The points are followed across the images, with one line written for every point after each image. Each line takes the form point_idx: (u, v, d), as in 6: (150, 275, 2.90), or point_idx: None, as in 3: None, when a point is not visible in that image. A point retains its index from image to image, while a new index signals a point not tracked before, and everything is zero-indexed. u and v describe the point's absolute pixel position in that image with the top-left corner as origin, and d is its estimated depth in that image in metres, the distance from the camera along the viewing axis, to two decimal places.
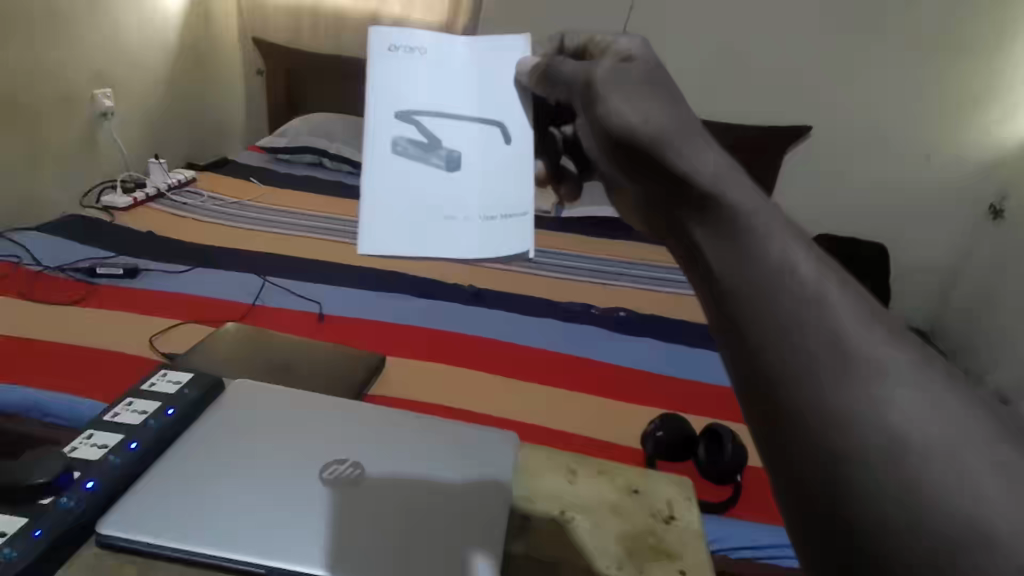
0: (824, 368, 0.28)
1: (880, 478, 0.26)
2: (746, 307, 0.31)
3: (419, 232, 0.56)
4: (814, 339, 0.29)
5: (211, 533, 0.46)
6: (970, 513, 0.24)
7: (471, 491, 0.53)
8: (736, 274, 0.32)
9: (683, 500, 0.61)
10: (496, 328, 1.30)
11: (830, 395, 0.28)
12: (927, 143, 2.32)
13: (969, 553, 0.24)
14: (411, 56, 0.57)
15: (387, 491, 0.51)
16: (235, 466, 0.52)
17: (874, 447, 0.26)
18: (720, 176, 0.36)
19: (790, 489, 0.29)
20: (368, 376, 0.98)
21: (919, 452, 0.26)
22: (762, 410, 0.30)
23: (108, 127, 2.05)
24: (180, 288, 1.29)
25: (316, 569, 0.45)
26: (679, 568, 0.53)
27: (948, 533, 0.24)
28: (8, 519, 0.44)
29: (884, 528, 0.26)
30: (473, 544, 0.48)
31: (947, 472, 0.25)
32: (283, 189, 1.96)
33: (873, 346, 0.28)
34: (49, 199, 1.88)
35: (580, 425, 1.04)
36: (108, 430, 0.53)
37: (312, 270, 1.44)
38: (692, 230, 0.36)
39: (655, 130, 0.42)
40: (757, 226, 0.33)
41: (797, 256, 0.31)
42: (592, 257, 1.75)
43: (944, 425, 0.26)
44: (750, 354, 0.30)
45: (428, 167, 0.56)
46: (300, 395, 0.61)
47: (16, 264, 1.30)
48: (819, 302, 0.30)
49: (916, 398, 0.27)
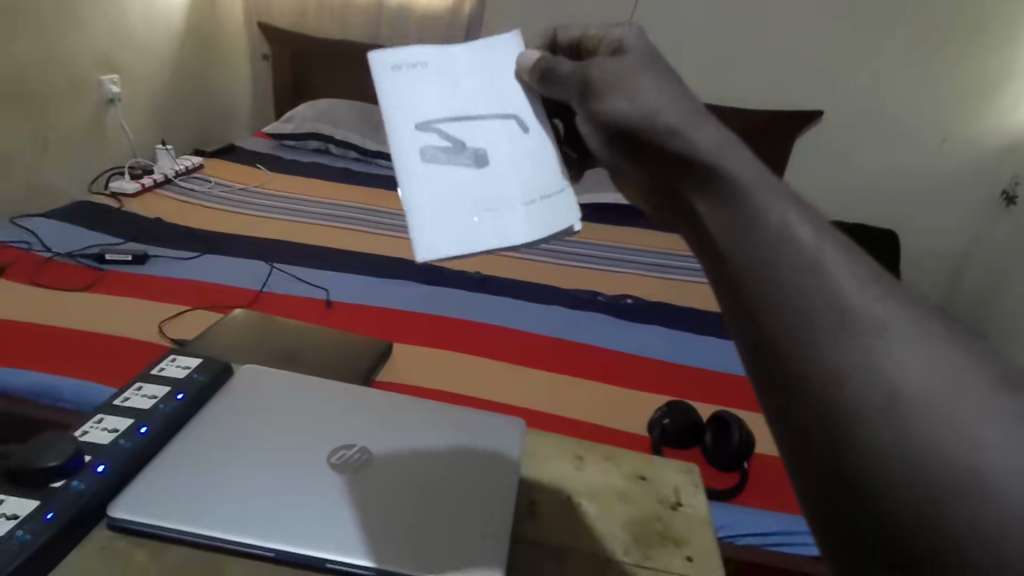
0: (822, 330, 0.29)
1: (879, 434, 0.26)
2: (749, 277, 0.32)
3: (474, 230, 0.53)
4: (812, 302, 0.29)
5: (219, 518, 0.46)
6: (968, 459, 0.25)
7: (483, 471, 0.54)
8: (737, 245, 0.33)
9: (690, 487, 0.61)
10: (503, 315, 1.30)
11: (827, 354, 0.28)
12: (941, 128, 2.29)
13: (961, 496, 0.25)
14: (416, 71, 0.57)
15: (402, 477, 0.52)
16: (245, 449, 0.52)
17: (871, 400, 0.27)
18: (719, 150, 0.37)
19: (793, 451, 0.29)
20: (375, 362, 0.99)
21: (915, 404, 0.26)
22: (766, 373, 0.30)
23: (115, 112, 2.05)
24: (187, 274, 1.30)
25: (330, 553, 0.45)
26: (685, 553, 0.53)
27: (944, 480, 0.25)
28: (19, 501, 0.44)
29: (885, 480, 0.26)
30: (484, 523, 0.49)
31: (944, 422, 0.26)
32: (288, 175, 1.95)
33: (872, 303, 0.29)
34: (59, 185, 1.89)
35: (588, 413, 1.04)
36: (117, 414, 0.53)
37: (319, 257, 1.44)
38: (695, 204, 0.36)
39: (664, 123, 0.41)
40: (755, 195, 0.34)
41: (795, 223, 0.32)
42: (598, 244, 1.75)
43: (942, 377, 0.27)
44: (753, 323, 0.31)
45: (462, 168, 0.55)
46: (312, 380, 0.61)
47: (26, 250, 1.31)
48: (819, 269, 0.30)
49: (913, 353, 0.27)
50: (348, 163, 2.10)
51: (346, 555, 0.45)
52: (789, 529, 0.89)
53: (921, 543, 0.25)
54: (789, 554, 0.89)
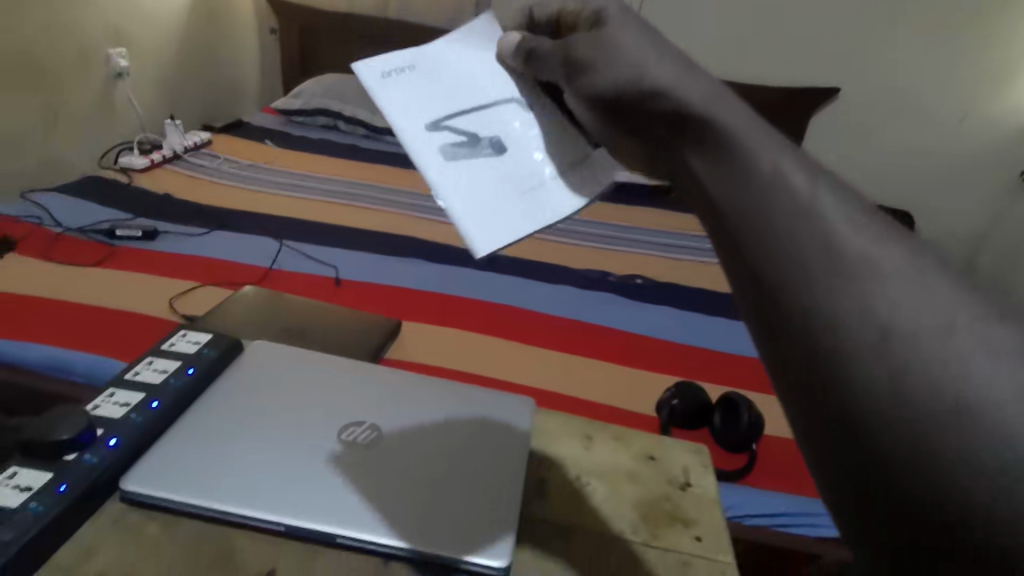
0: (816, 273, 0.29)
1: (871, 371, 0.27)
2: (745, 226, 0.32)
3: (521, 210, 0.49)
4: (806, 246, 0.30)
5: (228, 490, 0.46)
6: (956, 389, 0.25)
7: (494, 444, 0.55)
8: (732, 196, 0.33)
9: (700, 467, 0.61)
10: (511, 295, 1.29)
11: (821, 295, 0.29)
12: (960, 106, 2.24)
13: (951, 428, 0.25)
14: (407, 75, 0.54)
15: (406, 453, 0.52)
16: (254, 424, 0.52)
17: (863, 339, 0.27)
18: (709, 104, 0.37)
19: (790, 396, 0.29)
20: (384, 340, 0.99)
21: (906, 339, 0.27)
22: (763, 321, 0.31)
23: (123, 87, 2.04)
24: (196, 250, 1.30)
25: (337, 528, 0.45)
26: (694, 534, 0.53)
27: (936, 414, 0.25)
28: (33, 474, 0.45)
29: (878, 418, 0.26)
30: (496, 501, 0.49)
31: (934, 355, 0.26)
32: (297, 152, 1.94)
33: (866, 248, 0.29)
34: (69, 161, 1.89)
35: (597, 394, 1.03)
36: (129, 388, 0.54)
37: (329, 234, 1.44)
38: (691, 162, 0.36)
39: (649, 84, 0.40)
40: (748, 146, 0.34)
41: (788, 169, 0.32)
42: (607, 224, 1.74)
43: (933, 315, 0.27)
44: (749, 270, 0.31)
45: (484, 158, 0.51)
46: (315, 356, 0.62)
47: (38, 225, 1.31)
48: (814, 217, 0.31)
49: (907, 292, 0.28)
50: (356, 140, 2.09)
51: (354, 531, 0.45)
52: (797, 510, 0.89)
53: (917, 481, 0.25)
54: (798, 535, 0.87)
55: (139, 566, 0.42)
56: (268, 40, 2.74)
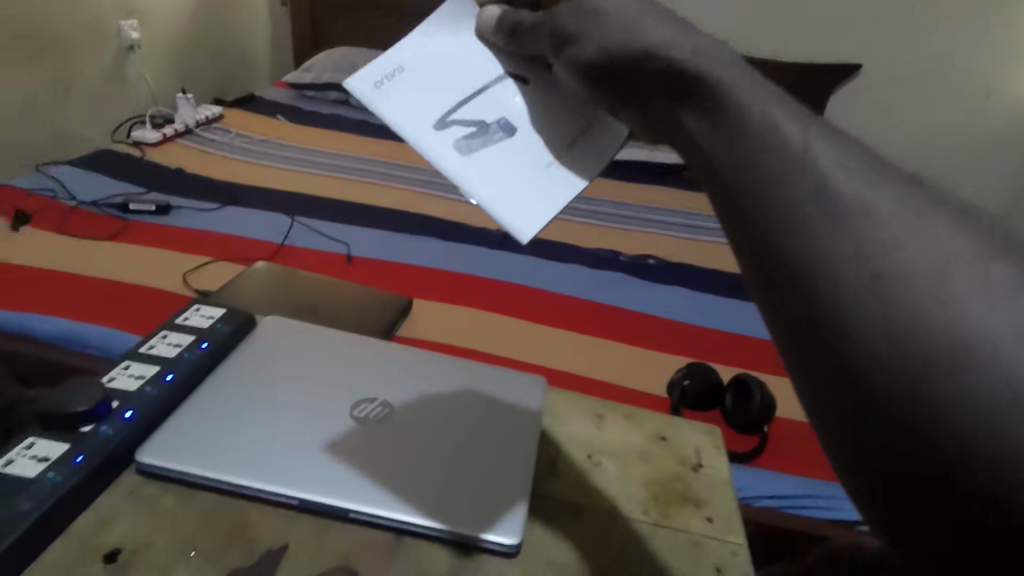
0: (810, 216, 0.28)
1: (866, 311, 0.26)
2: (744, 177, 0.31)
3: (544, 187, 0.48)
4: (798, 191, 0.29)
5: (240, 463, 0.47)
6: (950, 326, 0.25)
7: (504, 421, 0.55)
8: (726, 149, 0.32)
9: (712, 448, 0.60)
10: (521, 273, 1.29)
11: (813, 238, 0.28)
12: (985, 83, 2.18)
13: (945, 365, 0.24)
14: (397, 76, 0.48)
15: (415, 432, 0.52)
16: (265, 397, 0.53)
17: (857, 281, 0.27)
18: (703, 61, 0.35)
19: (787, 344, 0.29)
20: (395, 318, 0.99)
21: (902, 279, 0.26)
22: (760, 268, 0.30)
23: (134, 60, 2.03)
24: (209, 225, 1.30)
25: (348, 504, 0.45)
26: (705, 514, 0.53)
27: (932, 351, 0.25)
28: (50, 444, 0.45)
29: (875, 359, 0.26)
30: (507, 480, 0.49)
31: (927, 294, 0.25)
32: (308, 127, 1.93)
33: (861, 192, 0.29)
34: (82, 135, 1.89)
35: (607, 374, 1.03)
36: (143, 361, 0.54)
37: (340, 210, 1.44)
38: (686, 122, 0.35)
39: (644, 44, 0.38)
40: (738, 97, 0.33)
41: (778, 118, 0.31)
42: (619, 202, 1.72)
43: (928, 254, 0.26)
44: (744, 220, 0.30)
45: (499, 145, 0.49)
46: (319, 333, 0.61)
47: (52, 198, 1.32)
48: (809, 162, 0.30)
49: (901, 232, 0.27)
50: (367, 115, 2.07)
51: (366, 506, 0.45)
52: (807, 492, 0.89)
53: (917, 417, 0.24)
54: (807, 517, 0.87)
55: (158, 536, 0.42)
56: (278, 12, 2.71)
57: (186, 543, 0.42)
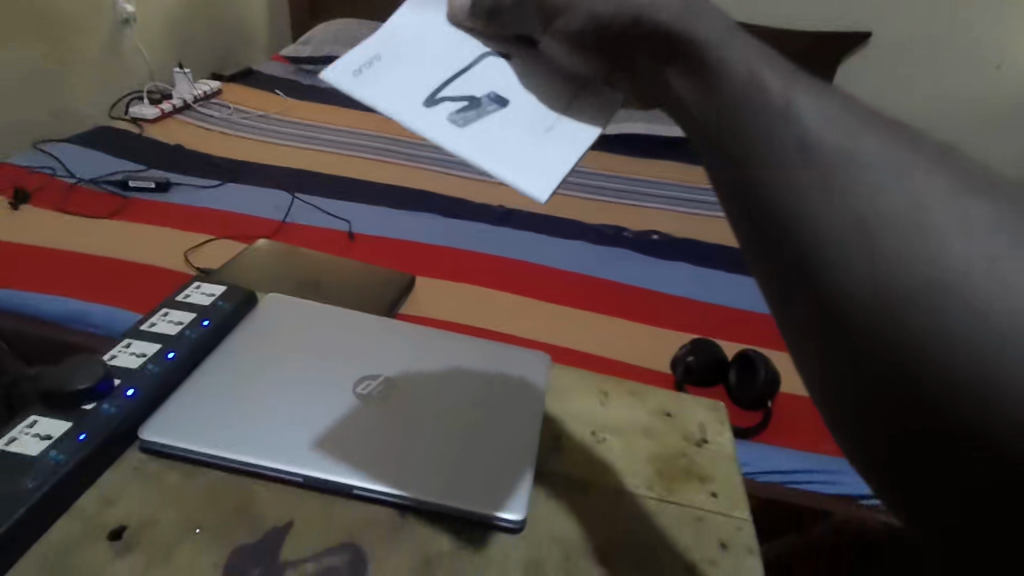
0: (796, 165, 0.29)
1: (851, 254, 0.27)
2: (732, 132, 0.31)
3: (544, 152, 0.47)
4: (783, 142, 0.30)
5: (244, 440, 0.47)
6: (931, 266, 0.26)
7: (503, 389, 0.56)
8: (716, 110, 0.32)
9: (717, 424, 0.60)
10: (525, 249, 1.28)
11: (798, 187, 0.29)
12: (1000, 52, 2.13)
13: (924, 302, 0.26)
14: (378, 66, 0.49)
15: (422, 394, 0.53)
16: (269, 370, 0.53)
17: (842, 226, 0.28)
18: (682, 19, 0.36)
19: (777, 294, 0.30)
20: (398, 296, 0.99)
21: (885, 222, 0.27)
22: (750, 219, 0.31)
23: (130, 34, 2.00)
24: (210, 203, 1.29)
25: (353, 480, 0.45)
26: (710, 490, 0.53)
27: (911, 293, 0.26)
28: (53, 422, 0.45)
29: (861, 303, 0.27)
30: (507, 449, 0.50)
31: (910, 231, 0.27)
32: (307, 102, 1.91)
33: (844, 138, 0.29)
34: (81, 111, 1.87)
35: (611, 350, 1.03)
36: (144, 339, 0.54)
37: (341, 187, 1.42)
38: (675, 82, 0.36)
39: (631, 6, 0.38)
40: (725, 54, 0.33)
41: (761, 72, 0.32)
42: (624, 177, 1.70)
43: (907, 195, 0.27)
44: (733, 172, 0.31)
45: (493, 116, 0.48)
46: (318, 308, 0.61)
47: (52, 176, 1.31)
48: (791, 115, 0.30)
49: (883, 176, 0.28)
50: None
51: (372, 482, 0.45)
52: (811, 467, 0.89)
53: (901, 356, 0.26)
54: (811, 492, 0.87)
55: (162, 514, 0.42)
56: None
57: (190, 522, 0.42)
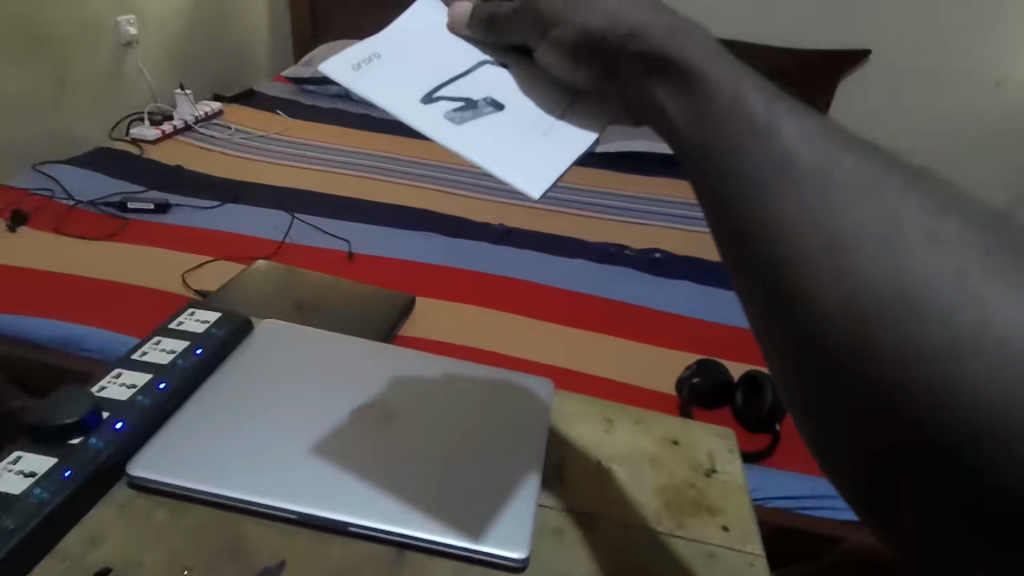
0: (776, 182, 0.28)
1: (833, 275, 0.26)
2: (715, 148, 0.30)
3: (537, 152, 0.46)
4: (763, 157, 0.28)
5: (225, 473, 0.45)
6: (908, 286, 0.25)
7: (496, 406, 0.55)
8: (698, 129, 0.31)
9: (725, 452, 0.58)
10: (525, 268, 1.26)
11: (776, 203, 0.27)
12: (997, 69, 2.13)
13: (905, 321, 0.24)
14: (377, 63, 0.51)
15: (414, 415, 0.52)
16: (254, 399, 0.51)
17: (821, 246, 0.26)
18: (674, 37, 0.35)
19: (758, 313, 0.28)
20: (397, 318, 0.97)
21: (862, 243, 0.26)
22: (732, 235, 0.29)
23: (132, 56, 2.00)
24: (209, 223, 1.28)
25: (342, 515, 0.43)
26: (720, 523, 0.51)
27: (882, 306, 0.25)
28: (38, 458, 0.43)
29: (843, 325, 0.25)
30: (500, 468, 0.49)
31: (882, 250, 0.25)
32: (308, 121, 1.91)
33: (822, 160, 0.28)
34: (82, 133, 1.87)
35: (616, 373, 1.01)
36: (135, 369, 0.52)
37: (341, 206, 1.42)
38: (661, 96, 0.34)
39: (628, 23, 0.37)
40: (711, 72, 0.32)
41: (744, 90, 0.31)
42: (625, 195, 1.68)
43: (883, 214, 0.26)
44: (714, 188, 0.29)
45: (488, 117, 0.48)
46: (308, 332, 0.59)
47: (50, 198, 1.30)
48: (766, 127, 0.29)
49: (860, 195, 0.27)
50: (369, 107, 2.04)
51: (365, 518, 0.43)
52: (820, 493, 0.87)
53: (884, 380, 0.25)
54: (820, 518, 0.85)
55: (148, 554, 0.40)
56: (278, 4, 2.67)
57: (177, 562, 0.40)
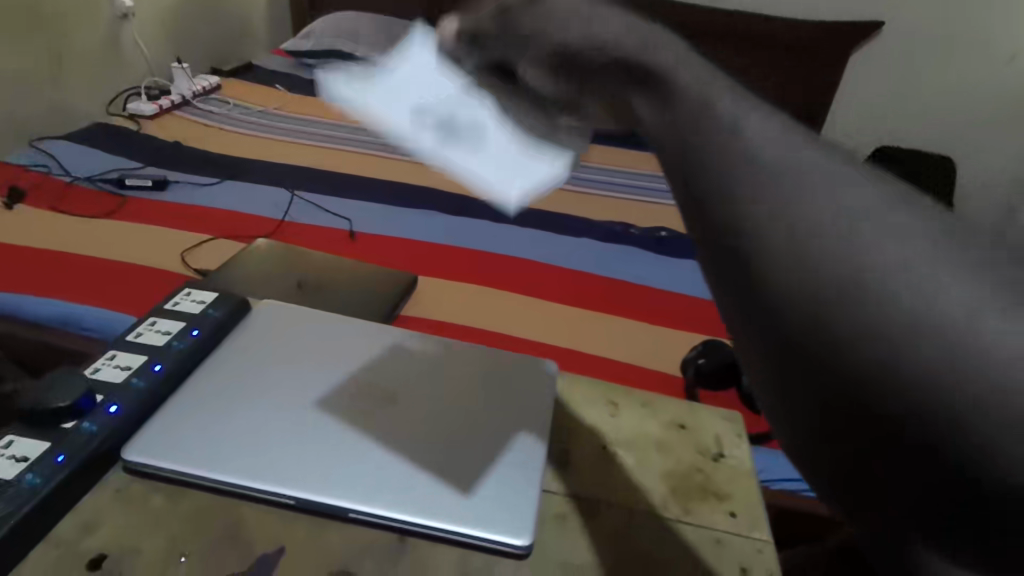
0: (748, 180, 0.27)
1: (805, 272, 0.26)
2: (688, 147, 0.29)
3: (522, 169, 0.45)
4: (734, 156, 0.28)
5: (218, 455, 0.44)
6: (873, 279, 0.25)
7: (495, 385, 0.54)
8: (670, 127, 0.30)
9: (733, 436, 0.57)
10: (528, 246, 1.25)
11: (751, 200, 0.27)
12: (1015, 40, 2.08)
13: (872, 314, 0.25)
14: (369, 89, 0.53)
15: (414, 393, 0.51)
16: (248, 382, 0.50)
17: (794, 243, 0.26)
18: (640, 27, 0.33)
19: (735, 315, 0.28)
20: (398, 299, 0.96)
21: (833, 236, 0.26)
22: (709, 235, 0.28)
23: (128, 29, 1.97)
24: (208, 201, 1.26)
25: (341, 500, 0.42)
26: (728, 509, 0.50)
27: (847, 304, 0.25)
28: (31, 443, 0.42)
29: (811, 322, 0.26)
30: (502, 445, 0.48)
31: (853, 243, 0.25)
32: (307, 96, 1.88)
33: (787, 156, 0.28)
34: (79, 108, 1.84)
35: (619, 354, 1.00)
36: (130, 350, 0.51)
37: (342, 183, 1.40)
38: (629, 94, 0.32)
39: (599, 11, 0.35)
40: (678, 68, 0.31)
41: (713, 90, 0.30)
42: (630, 172, 1.66)
43: (845, 207, 0.26)
44: (687, 188, 0.29)
45: (472, 138, 0.47)
46: (303, 313, 0.58)
47: (47, 175, 1.29)
48: (734, 126, 0.29)
49: (829, 188, 0.27)
50: None
51: (365, 503, 0.42)
52: None
53: (849, 373, 0.25)
54: None
55: (146, 541, 0.40)
56: None
57: (175, 547, 0.39)
